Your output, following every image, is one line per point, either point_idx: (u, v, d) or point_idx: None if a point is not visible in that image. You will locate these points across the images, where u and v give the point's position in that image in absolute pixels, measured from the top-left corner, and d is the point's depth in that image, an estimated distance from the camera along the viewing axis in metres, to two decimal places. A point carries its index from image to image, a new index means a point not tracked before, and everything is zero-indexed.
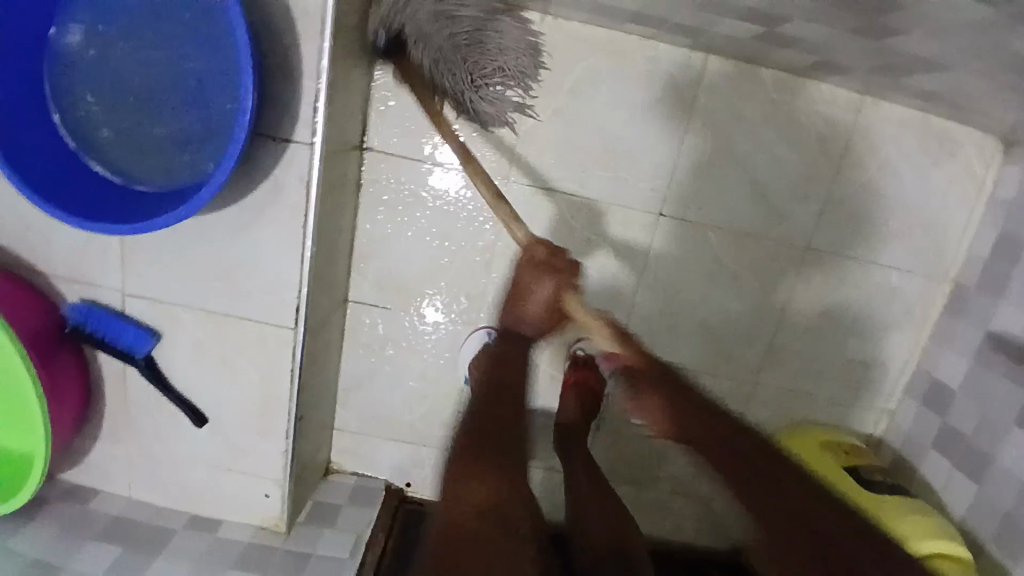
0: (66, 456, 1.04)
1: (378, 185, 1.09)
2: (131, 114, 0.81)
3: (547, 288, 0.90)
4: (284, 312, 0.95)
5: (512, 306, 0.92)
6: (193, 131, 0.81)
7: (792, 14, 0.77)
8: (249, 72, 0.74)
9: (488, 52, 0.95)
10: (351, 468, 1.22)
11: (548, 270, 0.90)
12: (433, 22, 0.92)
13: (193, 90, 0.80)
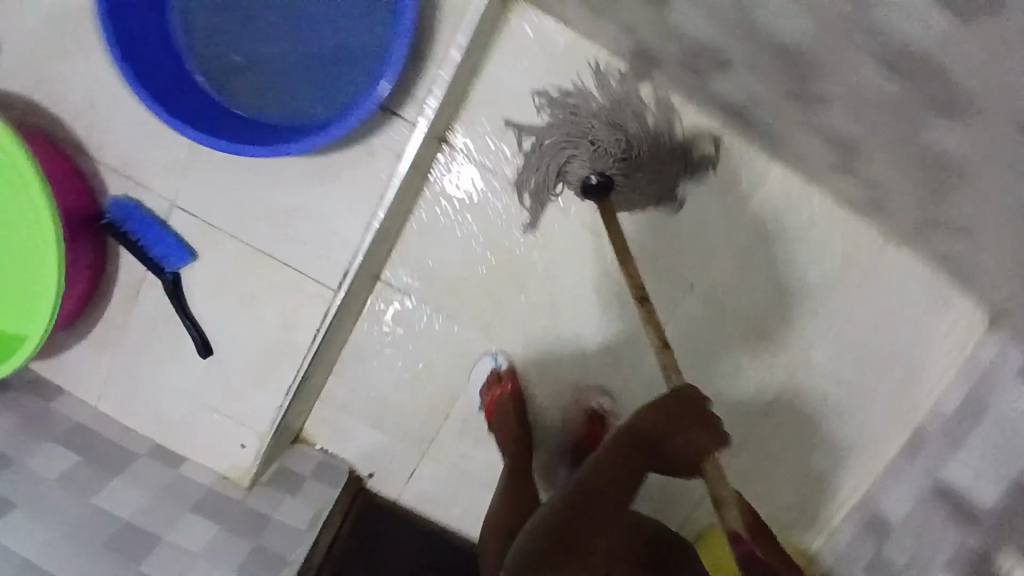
0: (50, 346, 1.01)
1: (446, 182, 1.13)
2: (281, 55, 0.91)
3: (704, 438, 0.72)
4: (332, 273, 0.97)
5: (648, 425, 0.73)
6: (320, 87, 0.91)
7: (872, 152, 0.86)
8: (406, 43, 0.79)
9: (646, 131, 1.02)
10: (319, 444, 1.18)
11: (703, 423, 0.73)
12: (596, 135, 1.01)
13: (331, 54, 0.90)
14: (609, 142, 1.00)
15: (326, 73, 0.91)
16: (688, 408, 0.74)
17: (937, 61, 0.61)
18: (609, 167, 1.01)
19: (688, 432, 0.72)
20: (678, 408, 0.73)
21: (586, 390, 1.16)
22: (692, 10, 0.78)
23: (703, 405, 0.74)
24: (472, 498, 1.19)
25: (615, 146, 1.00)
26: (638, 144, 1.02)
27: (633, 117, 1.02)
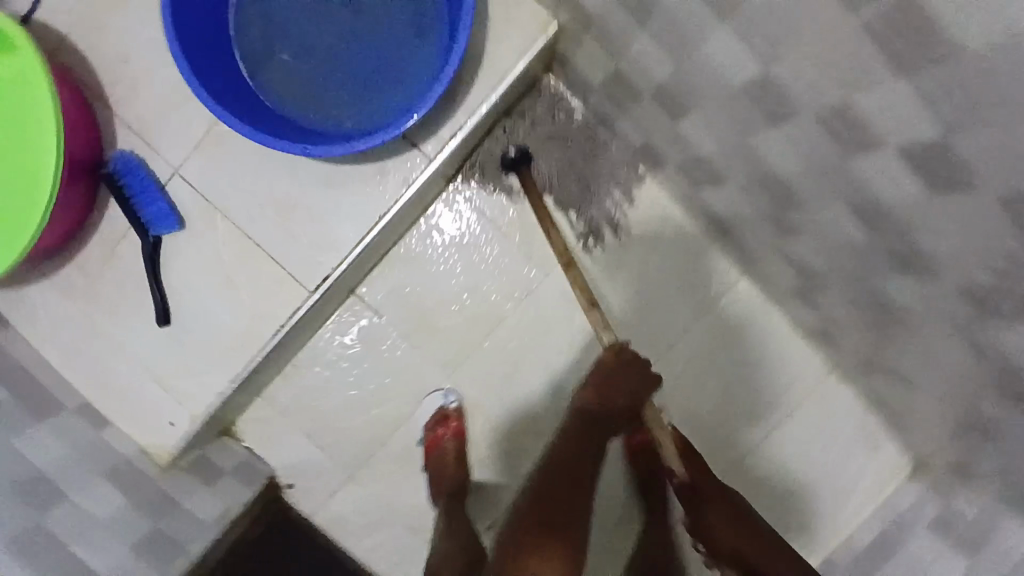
0: (13, 280, 1.01)
1: (440, 217, 1.17)
2: (327, 63, 0.98)
3: (632, 394, 0.83)
4: (313, 275, 1.01)
5: (591, 393, 0.83)
6: (350, 101, 0.98)
7: (834, 288, 0.94)
8: (442, 85, 0.87)
9: (570, 131, 1.17)
10: (246, 441, 1.15)
11: (631, 375, 0.84)
12: (526, 116, 1.16)
13: (367, 75, 0.98)
14: (531, 125, 1.16)
15: (364, 91, 0.98)
16: (621, 364, 0.84)
17: (903, 218, 0.69)
18: (529, 143, 1.15)
19: (625, 386, 0.84)
20: (616, 365, 0.84)
21: (525, 449, 1.18)
22: (702, 125, 0.86)
23: (631, 359, 0.85)
24: (388, 534, 1.17)
25: (537, 134, 1.16)
26: (557, 135, 1.17)
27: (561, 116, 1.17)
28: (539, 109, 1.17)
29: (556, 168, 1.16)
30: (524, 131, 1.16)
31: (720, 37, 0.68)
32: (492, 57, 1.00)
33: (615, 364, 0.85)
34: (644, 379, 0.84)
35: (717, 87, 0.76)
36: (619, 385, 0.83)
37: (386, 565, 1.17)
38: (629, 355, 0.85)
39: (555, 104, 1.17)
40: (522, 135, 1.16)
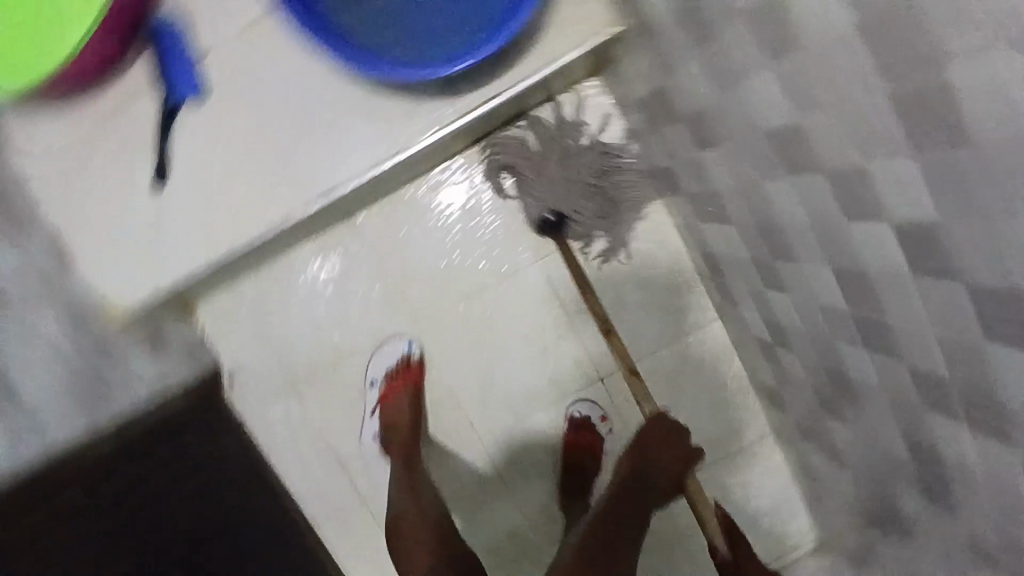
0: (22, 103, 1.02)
1: (454, 175, 1.20)
2: None
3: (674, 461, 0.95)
4: (318, 186, 1.03)
5: (636, 459, 0.95)
6: (404, 27, 1.00)
7: (797, 350, 0.98)
8: (495, 44, 0.89)
9: (588, 160, 1.12)
10: (203, 327, 1.17)
11: (671, 442, 0.96)
12: (543, 161, 1.12)
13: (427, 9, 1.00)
14: (553, 174, 1.12)
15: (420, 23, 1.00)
16: (666, 434, 0.96)
17: (879, 291, 0.73)
18: (558, 202, 1.12)
19: (664, 452, 0.95)
20: (661, 433, 0.96)
21: (468, 415, 1.24)
22: (722, 161, 0.89)
23: (673, 428, 0.97)
24: (314, 455, 1.20)
25: (563, 187, 1.12)
26: (579, 174, 1.12)
27: (572, 147, 1.13)
28: (549, 143, 1.13)
29: (585, 214, 1.13)
30: (547, 188, 1.12)
31: (764, 76, 0.71)
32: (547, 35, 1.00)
33: (658, 433, 0.96)
34: (680, 447, 0.96)
35: (748, 126, 0.79)
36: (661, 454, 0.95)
37: (303, 483, 1.20)
38: (671, 424, 0.97)
39: (563, 137, 1.13)
40: (548, 191, 1.12)
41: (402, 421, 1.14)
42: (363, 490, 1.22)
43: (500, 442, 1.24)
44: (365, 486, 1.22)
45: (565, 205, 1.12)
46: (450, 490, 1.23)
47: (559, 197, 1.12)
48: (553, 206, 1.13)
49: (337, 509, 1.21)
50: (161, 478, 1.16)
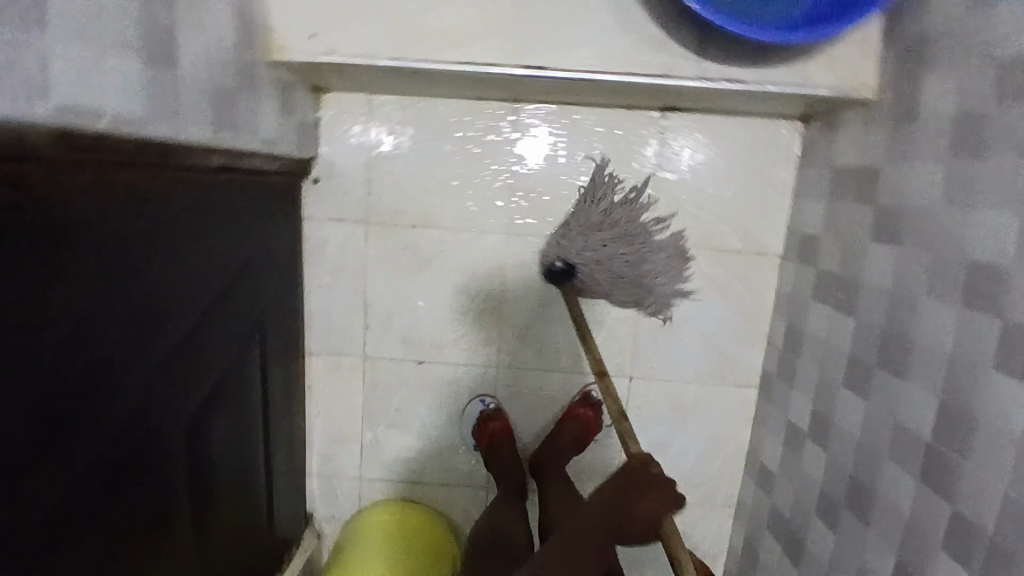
0: None
1: (627, 126, 1.17)
2: None
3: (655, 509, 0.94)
4: (532, 55, 0.97)
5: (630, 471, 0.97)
6: None
7: (828, 450, 1.03)
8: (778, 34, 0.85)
9: (629, 247, 1.12)
10: (320, 115, 1.17)
11: (659, 488, 0.95)
12: (590, 223, 1.13)
13: None
14: (590, 240, 1.12)
15: None
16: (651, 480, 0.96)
17: (978, 440, 0.77)
18: (575, 260, 1.14)
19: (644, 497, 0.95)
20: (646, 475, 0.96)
21: (500, 337, 1.26)
22: (896, 259, 0.91)
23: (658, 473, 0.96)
24: (348, 287, 1.23)
25: (586, 250, 1.13)
26: (613, 253, 1.12)
27: (621, 227, 1.12)
28: (605, 212, 1.13)
29: (604, 277, 1.13)
30: (571, 246, 1.14)
31: (1013, 213, 0.73)
32: (811, 60, 0.97)
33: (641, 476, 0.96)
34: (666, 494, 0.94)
35: (953, 243, 0.82)
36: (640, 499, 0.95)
37: (326, 306, 1.24)
38: (657, 470, 0.96)
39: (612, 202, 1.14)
40: (574, 248, 1.13)
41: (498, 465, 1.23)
42: (370, 343, 1.25)
43: (512, 374, 1.27)
44: (375, 339, 1.25)
45: (579, 264, 1.14)
46: (448, 386, 1.27)
47: (579, 254, 1.13)
48: (566, 258, 1.16)
49: (339, 345, 1.25)
50: (110, 283, 0.63)
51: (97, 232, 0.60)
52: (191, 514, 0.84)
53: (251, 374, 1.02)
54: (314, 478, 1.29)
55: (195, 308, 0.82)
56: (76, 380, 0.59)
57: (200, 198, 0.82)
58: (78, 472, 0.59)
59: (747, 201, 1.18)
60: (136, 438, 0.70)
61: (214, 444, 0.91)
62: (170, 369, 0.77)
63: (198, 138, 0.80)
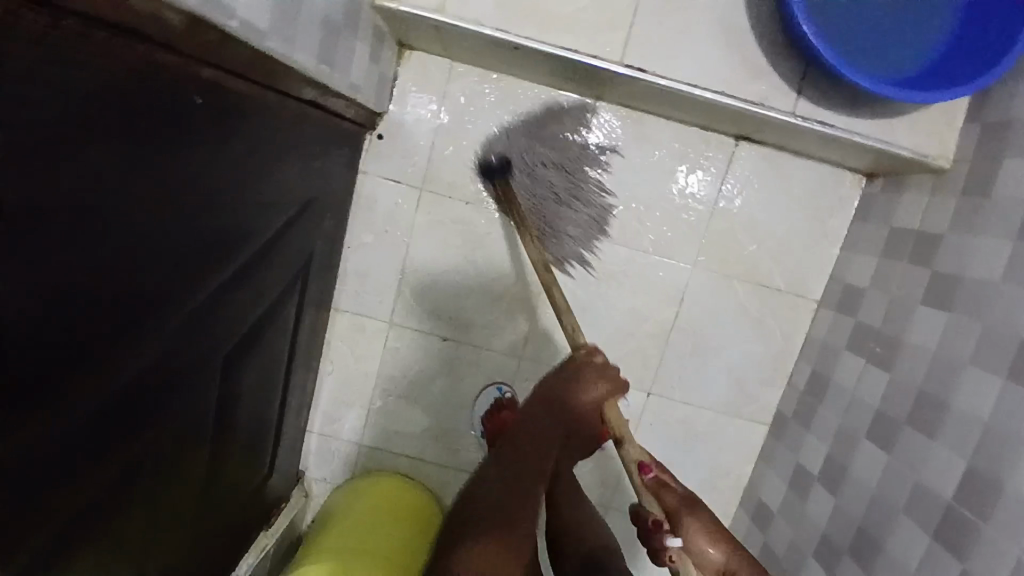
0: None
1: (699, 146, 1.18)
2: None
3: (601, 394, 0.84)
4: (635, 56, 0.97)
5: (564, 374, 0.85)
6: (849, 10, 0.92)
7: (838, 497, 1.05)
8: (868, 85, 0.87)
9: (560, 178, 1.18)
10: (398, 75, 1.16)
11: (602, 375, 0.86)
12: (539, 138, 1.18)
13: (874, 27, 0.92)
14: (533, 155, 1.18)
15: (859, 24, 0.92)
16: (600, 373, 0.86)
17: (1001, 507, 0.78)
18: (514, 162, 1.18)
19: (590, 382, 0.85)
20: (589, 368, 0.86)
21: (530, 329, 1.24)
22: (944, 324, 0.94)
23: (604, 364, 0.86)
24: (388, 250, 1.21)
25: (525, 158, 1.18)
26: (543, 174, 1.18)
27: (565, 159, 1.18)
28: (557, 138, 1.18)
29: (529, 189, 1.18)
30: (517, 150, 1.18)
31: None
32: (898, 120, 1.00)
33: (586, 365, 0.86)
34: (612, 383, 0.86)
35: (1005, 316, 0.84)
36: (587, 383, 0.84)
37: (362, 266, 1.22)
38: (600, 360, 0.87)
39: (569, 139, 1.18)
40: (516, 148, 1.18)
41: None
42: (399, 311, 1.24)
43: (534, 369, 1.26)
44: (405, 309, 1.24)
45: (514, 165, 1.18)
46: (466, 369, 1.26)
47: (518, 158, 1.18)
48: (505, 155, 1.18)
49: (368, 307, 1.24)
50: (143, 171, 0.54)
51: (143, 109, 0.52)
52: (169, 479, 0.76)
53: (283, 318, 1.00)
54: (314, 436, 1.28)
55: (224, 259, 0.74)
56: (78, 283, 0.50)
57: (268, 113, 0.75)
58: (51, 427, 0.51)
59: (797, 243, 1.20)
60: (127, 393, 0.61)
61: (217, 405, 0.84)
62: (181, 324, 0.68)
63: (304, 68, 0.78)
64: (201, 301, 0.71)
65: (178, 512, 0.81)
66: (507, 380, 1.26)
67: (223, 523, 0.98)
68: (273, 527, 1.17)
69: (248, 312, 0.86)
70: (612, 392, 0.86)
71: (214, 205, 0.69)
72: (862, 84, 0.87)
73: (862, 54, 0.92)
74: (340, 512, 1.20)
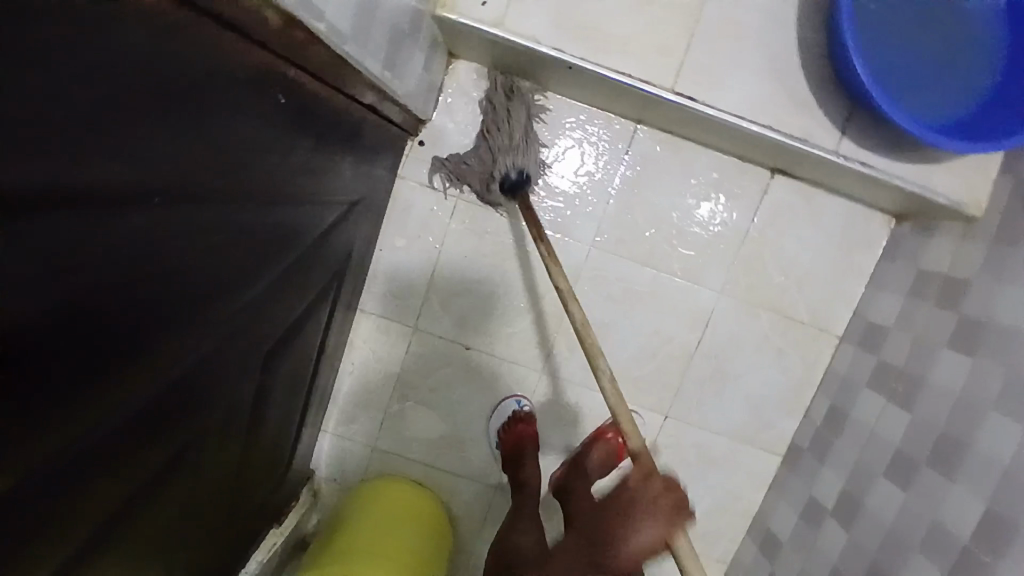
0: None
1: (734, 175, 1.20)
2: (934, 56, 0.95)
3: (655, 533, 0.78)
4: (684, 83, 0.99)
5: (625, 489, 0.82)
6: (887, 60, 0.94)
7: (851, 530, 1.05)
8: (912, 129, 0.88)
9: (527, 142, 1.17)
10: (446, 84, 1.17)
11: (656, 510, 0.79)
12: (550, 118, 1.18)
13: (907, 80, 0.95)
14: (511, 112, 1.16)
15: (893, 75, 0.95)
16: (655, 505, 0.79)
17: (1013, 550, 0.78)
18: (521, 123, 1.16)
19: (643, 519, 0.78)
20: (642, 499, 0.79)
21: (554, 343, 1.25)
22: (966, 367, 0.95)
23: (657, 494, 0.79)
24: (419, 254, 1.22)
25: (530, 123, 1.17)
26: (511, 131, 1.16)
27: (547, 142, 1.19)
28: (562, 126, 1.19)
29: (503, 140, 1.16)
30: (532, 115, 1.17)
31: None
32: (936, 169, 1.04)
33: (640, 498, 0.80)
34: (668, 518, 0.78)
35: None
36: (637, 521, 0.78)
37: (393, 269, 1.23)
38: (656, 485, 0.80)
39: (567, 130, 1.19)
40: (533, 111, 1.17)
41: (529, 470, 1.17)
42: (424, 317, 1.24)
43: (554, 383, 1.26)
44: (431, 315, 1.24)
45: (514, 118, 1.16)
46: (487, 378, 1.26)
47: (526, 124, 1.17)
48: (520, 111, 1.16)
49: (395, 310, 1.24)
50: (220, 160, 0.54)
51: (220, 97, 0.51)
52: (199, 472, 0.75)
53: (317, 316, 1.00)
54: (328, 435, 1.28)
55: (278, 254, 0.74)
56: (164, 270, 0.50)
57: (334, 113, 0.76)
58: (105, 417, 0.50)
59: (824, 277, 1.22)
60: (178, 384, 0.61)
61: (251, 398, 0.83)
62: (232, 316, 0.68)
63: (371, 72, 0.79)
64: (253, 294, 0.71)
65: (201, 506, 0.80)
66: (528, 393, 1.26)
67: (240, 516, 0.97)
68: (283, 525, 1.16)
69: (290, 308, 0.86)
70: (670, 532, 0.78)
71: (277, 200, 0.68)
72: (907, 129, 0.89)
73: (909, 99, 0.94)
74: (350, 506, 1.20)
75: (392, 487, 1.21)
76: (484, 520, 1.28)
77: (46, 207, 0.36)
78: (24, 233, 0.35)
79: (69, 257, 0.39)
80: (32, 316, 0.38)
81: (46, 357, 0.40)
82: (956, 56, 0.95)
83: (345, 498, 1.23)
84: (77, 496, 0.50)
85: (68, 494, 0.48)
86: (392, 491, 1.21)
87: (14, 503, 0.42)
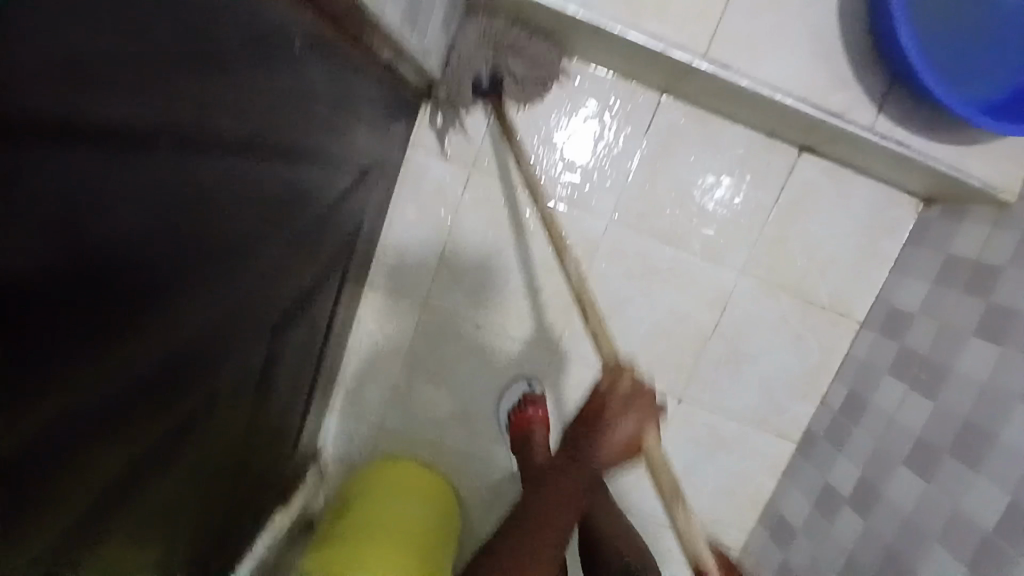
0: None
1: (759, 154, 1.16)
2: (982, 31, 0.90)
3: (634, 430, 0.68)
4: (715, 55, 0.95)
5: (589, 405, 0.71)
6: (935, 33, 0.90)
7: (866, 519, 1.03)
8: (956, 107, 0.85)
9: (528, 73, 1.07)
10: None
11: (630, 404, 0.69)
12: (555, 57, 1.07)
13: (953, 56, 0.90)
14: (528, 46, 1.05)
15: (941, 48, 0.90)
16: (630, 400, 0.70)
17: None
18: (528, 57, 1.05)
19: (618, 415, 0.69)
20: (615, 398, 0.69)
21: (567, 323, 1.21)
22: (993, 358, 0.92)
23: (626, 390, 0.70)
24: (430, 227, 1.18)
25: (540, 59, 1.06)
26: (516, 49, 1.05)
27: (546, 75, 1.08)
28: (580, 98, 1.14)
29: (501, 65, 1.06)
30: (543, 52, 1.06)
31: None
32: (974, 151, 1.00)
33: (613, 396, 0.70)
34: (645, 413, 0.69)
35: None
36: (614, 418, 0.68)
37: (402, 241, 1.19)
38: (626, 384, 0.70)
39: (586, 103, 1.14)
40: (542, 49, 1.06)
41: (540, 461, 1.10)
42: (434, 292, 1.21)
43: (565, 364, 1.22)
44: (441, 290, 1.21)
45: (523, 49, 1.05)
46: (498, 357, 1.23)
47: (532, 60, 1.06)
48: (533, 43, 1.05)
49: (405, 284, 1.21)
50: (237, 110, 0.50)
51: (238, 38, 0.47)
52: (202, 444, 0.72)
53: (326, 286, 0.96)
54: (333, 412, 1.25)
55: (289, 216, 0.70)
56: (178, 226, 0.47)
57: (350, 67, 0.71)
58: (104, 390, 0.46)
59: (847, 261, 1.18)
60: (187, 344, 0.57)
61: (258, 366, 0.80)
62: (243, 279, 0.64)
63: (390, 25, 0.74)
64: (265, 258, 0.67)
65: (204, 482, 0.76)
66: (540, 372, 1.22)
67: (241, 494, 0.93)
68: (287, 502, 1.14)
69: (301, 274, 0.82)
70: (649, 423, 0.69)
71: (291, 157, 0.64)
72: (950, 106, 0.85)
73: (954, 75, 0.90)
74: (355, 484, 1.18)
75: (393, 466, 1.19)
76: (490, 501, 1.26)
77: (57, 150, 0.32)
78: (27, 173, 0.31)
79: (78, 199, 0.35)
80: (30, 267, 0.34)
81: (53, 315, 0.37)
82: (1004, 33, 0.91)
83: (353, 475, 1.22)
84: (78, 467, 0.46)
85: (66, 466, 0.45)
86: (395, 471, 1.18)
87: (15, 478, 0.38)
